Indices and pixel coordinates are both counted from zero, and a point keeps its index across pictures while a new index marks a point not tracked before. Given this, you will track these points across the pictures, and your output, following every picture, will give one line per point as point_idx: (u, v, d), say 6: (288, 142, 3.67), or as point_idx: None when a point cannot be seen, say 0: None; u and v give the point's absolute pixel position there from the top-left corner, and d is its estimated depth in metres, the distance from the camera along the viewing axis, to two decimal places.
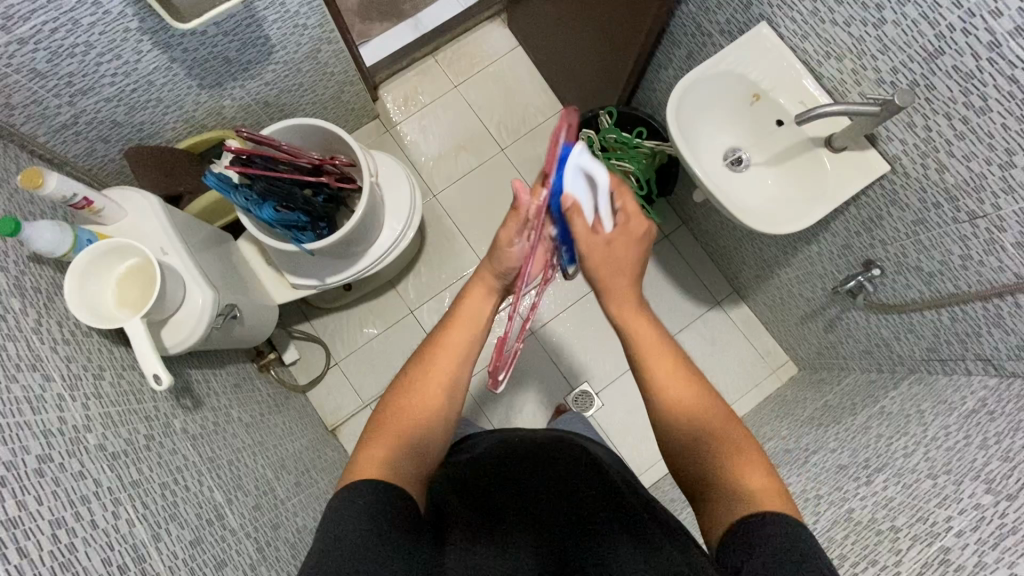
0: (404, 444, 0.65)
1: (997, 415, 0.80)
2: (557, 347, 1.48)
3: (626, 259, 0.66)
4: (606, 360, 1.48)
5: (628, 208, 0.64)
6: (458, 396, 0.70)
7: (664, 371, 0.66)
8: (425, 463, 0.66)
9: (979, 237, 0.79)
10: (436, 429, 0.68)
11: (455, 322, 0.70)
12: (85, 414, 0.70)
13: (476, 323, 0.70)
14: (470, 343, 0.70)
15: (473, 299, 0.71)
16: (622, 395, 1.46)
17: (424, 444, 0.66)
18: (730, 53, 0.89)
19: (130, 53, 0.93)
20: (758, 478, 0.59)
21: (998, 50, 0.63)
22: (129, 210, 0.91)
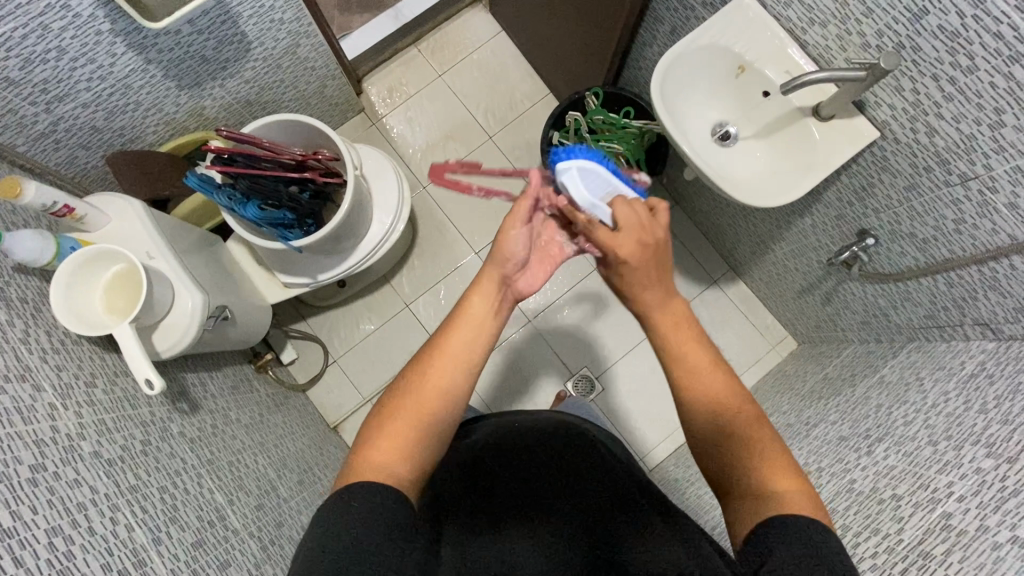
0: (407, 443, 0.62)
1: (996, 378, 0.80)
2: (555, 334, 1.48)
3: (644, 270, 0.66)
4: (604, 343, 1.48)
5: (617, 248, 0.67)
6: (454, 410, 0.66)
7: (697, 372, 0.65)
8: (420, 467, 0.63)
9: (972, 200, 0.78)
10: (439, 435, 0.64)
11: (457, 323, 0.69)
12: (78, 421, 0.70)
13: (479, 325, 0.69)
14: (471, 343, 0.68)
15: (477, 300, 0.70)
16: (622, 379, 1.46)
17: (424, 447, 0.63)
18: (713, 26, 0.87)
19: (105, 56, 0.92)
20: (787, 481, 0.58)
21: (983, 7, 0.62)
22: (112, 215, 0.89)
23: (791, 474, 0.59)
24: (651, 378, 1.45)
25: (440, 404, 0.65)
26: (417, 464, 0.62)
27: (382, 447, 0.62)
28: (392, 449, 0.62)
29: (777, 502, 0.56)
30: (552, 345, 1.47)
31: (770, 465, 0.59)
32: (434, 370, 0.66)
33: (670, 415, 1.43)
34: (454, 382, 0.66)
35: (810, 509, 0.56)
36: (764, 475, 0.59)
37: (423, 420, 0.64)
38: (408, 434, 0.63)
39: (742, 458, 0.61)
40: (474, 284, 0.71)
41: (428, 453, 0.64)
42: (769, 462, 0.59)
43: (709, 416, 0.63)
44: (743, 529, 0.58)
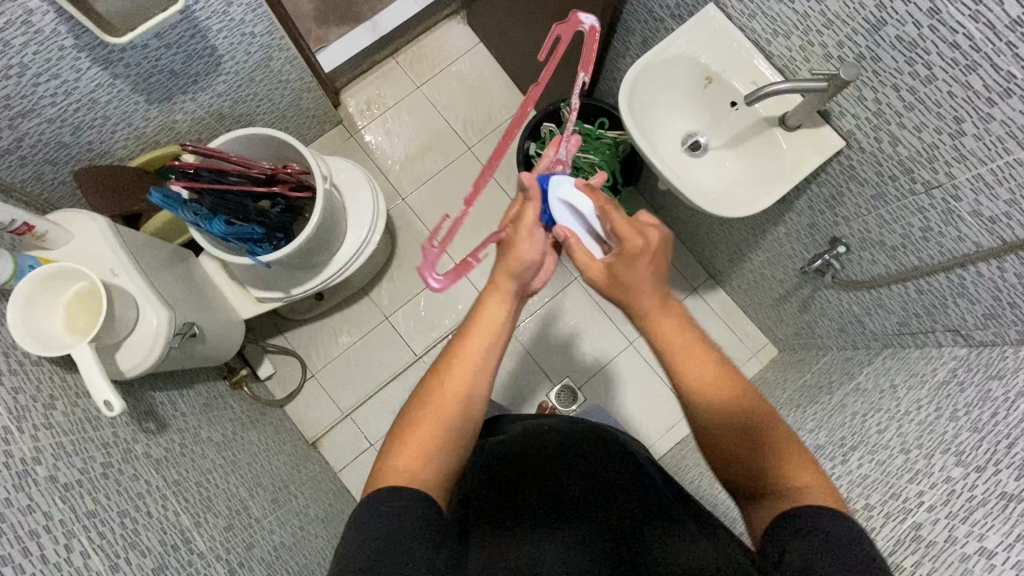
0: (431, 452, 0.61)
1: (966, 385, 0.80)
2: (541, 340, 1.48)
3: (645, 273, 0.68)
4: (594, 348, 1.47)
5: (617, 224, 0.68)
6: (477, 410, 0.66)
7: (707, 379, 0.65)
8: (449, 465, 0.62)
9: (937, 208, 0.78)
10: (466, 439, 0.64)
11: (474, 329, 0.68)
12: (34, 445, 0.69)
13: (496, 330, 0.68)
14: (489, 348, 0.67)
15: (489, 306, 0.70)
16: (612, 384, 1.45)
17: (449, 453, 0.62)
18: (679, 37, 0.87)
19: (69, 72, 0.91)
20: (807, 476, 0.58)
21: (938, 17, 0.62)
22: (75, 232, 0.88)
23: (812, 469, 0.58)
24: (636, 384, 1.45)
25: (463, 409, 0.64)
26: (446, 469, 0.62)
27: (405, 458, 0.60)
28: (419, 456, 0.61)
29: (800, 493, 0.56)
30: (536, 356, 1.46)
31: (790, 463, 0.59)
32: (453, 379, 0.65)
33: (657, 419, 1.43)
34: (474, 386, 0.66)
35: (832, 499, 0.56)
36: (786, 473, 0.58)
37: (448, 429, 0.63)
38: (433, 439, 0.62)
39: (760, 458, 0.60)
40: (488, 291, 0.71)
41: (456, 453, 0.63)
42: (787, 461, 0.59)
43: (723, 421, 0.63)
44: (766, 522, 0.57)
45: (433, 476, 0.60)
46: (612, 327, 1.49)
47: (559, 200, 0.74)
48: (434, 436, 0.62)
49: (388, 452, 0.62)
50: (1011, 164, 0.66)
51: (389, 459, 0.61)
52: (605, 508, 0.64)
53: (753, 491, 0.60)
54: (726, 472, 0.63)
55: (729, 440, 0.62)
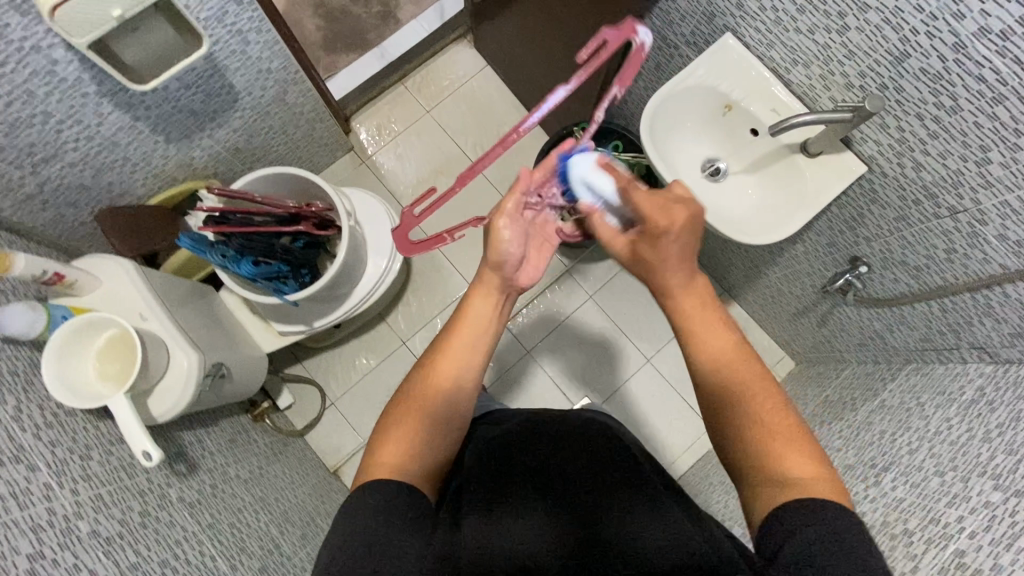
0: (416, 439, 0.64)
1: (996, 405, 0.81)
2: (565, 347, 1.48)
3: (674, 252, 0.65)
4: (616, 360, 1.48)
5: (640, 202, 0.66)
6: (461, 405, 0.69)
7: (717, 352, 0.65)
8: (435, 458, 0.65)
9: (962, 231, 0.79)
10: (450, 429, 0.68)
11: (459, 326, 0.71)
12: (75, 500, 0.68)
13: (482, 326, 0.72)
14: (474, 344, 0.71)
15: (477, 302, 0.72)
16: (633, 395, 1.46)
17: (436, 443, 0.66)
18: (698, 68, 0.88)
19: (91, 117, 0.91)
20: (808, 465, 0.57)
21: (964, 52, 0.63)
22: (102, 277, 0.88)
23: (814, 460, 0.58)
24: (652, 397, 1.46)
25: (446, 400, 0.68)
26: (432, 460, 0.65)
27: (393, 447, 0.63)
28: (404, 452, 0.63)
29: (795, 480, 0.56)
30: (554, 367, 1.46)
31: (790, 449, 0.58)
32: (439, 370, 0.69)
33: (676, 431, 1.43)
34: (459, 379, 0.69)
35: (831, 491, 0.55)
36: (783, 456, 0.58)
37: (434, 419, 0.66)
38: (416, 434, 0.65)
39: (768, 439, 0.59)
40: (474, 287, 0.73)
41: (440, 450, 0.66)
42: (792, 446, 0.58)
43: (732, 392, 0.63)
44: (764, 508, 0.57)
45: (421, 466, 0.64)
46: (625, 339, 1.49)
47: (581, 179, 0.76)
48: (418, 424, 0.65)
49: (375, 444, 0.64)
50: None
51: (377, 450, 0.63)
52: (590, 491, 0.67)
53: (751, 467, 0.59)
54: (722, 448, 0.63)
55: (738, 412, 0.62)
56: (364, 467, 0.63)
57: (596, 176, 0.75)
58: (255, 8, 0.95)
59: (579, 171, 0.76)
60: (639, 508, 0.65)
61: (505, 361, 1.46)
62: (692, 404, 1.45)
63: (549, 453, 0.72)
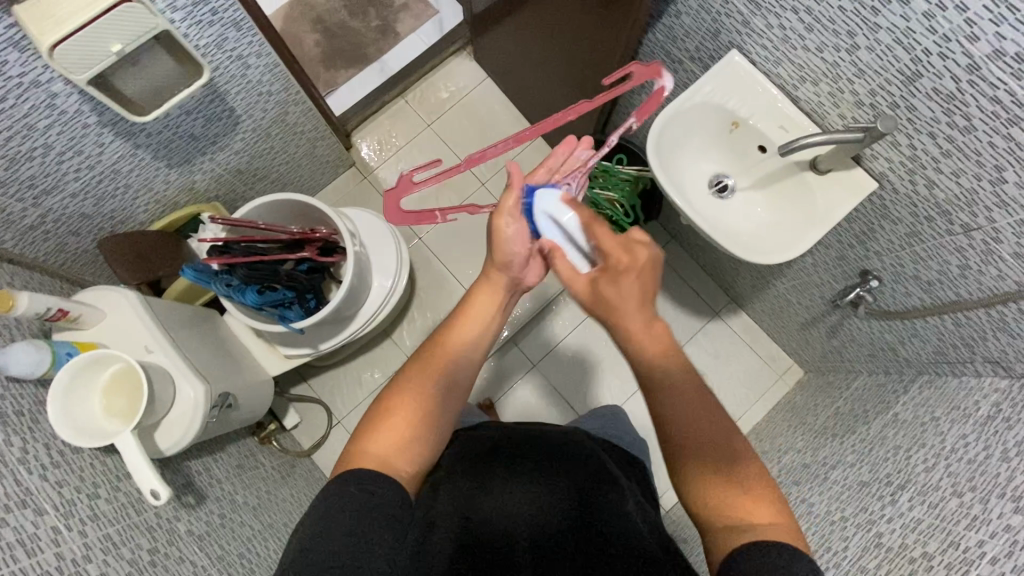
0: (410, 429, 0.63)
1: (1014, 423, 0.79)
2: (580, 352, 1.47)
3: (632, 292, 0.63)
4: (631, 368, 1.46)
5: (605, 242, 0.64)
6: (454, 402, 0.68)
7: (682, 396, 0.63)
8: (427, 454, 0.64)
9: (976, 248, 0.78)
10: (443, 427, 0.66)
11: (460, 320, 0.72)
12: (83, 543, 0.68)
13: (482, 324, 0.72)
14: (473, 340, 0.71)
15: (480, 299, 0.73)
16: (647, 404, 1.44)
17: (428, 439, 0.64)
18: (704, 86, 0.87)
19: (92, 147, 0.90)
20: (768, 516, 0.57)
21: (978, 73, 0.62)
22: (107, 310, 0.87)
23: (773, 511, 0.58)
24: None
25: (442, 397, 0.66)
26: (421, 457, 0.63)
27: (381, 438, 0.62)
28: (395, 441, 0.62)
29: (757, 530, 0.56)
30: (568, 372, 1.46)
31: (746, 500, 0.58)
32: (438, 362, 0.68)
33: None
34: (456, 376, 0.69)
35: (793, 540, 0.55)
36: (742, 507, 0.58)
37: (430, 414, 0.65)
38: (409, 424, 0.63)
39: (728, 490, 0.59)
40: (482, 283, 0.74)
41: (434, 446, 0.64)
42: (750, 500, 0.58)
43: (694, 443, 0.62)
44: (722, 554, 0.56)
45: (410, 462, 0.62)
46: None
47: (546, 213, 0.72)
48: (409, 415, 0.63)
49: (363, 432, 0.62)
50: None
51: (366, 436, 0.62)
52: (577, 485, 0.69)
53: (711, 520, 0.59)
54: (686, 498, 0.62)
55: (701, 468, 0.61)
56: (351, 452, 0.61)
57: (563, 212, 0.72)
58: (255, 33, 0.94)
59: (544, 206, 0.72)
60: (614, 500, 0.68)
61: (510, 376, 1.45)
62: None
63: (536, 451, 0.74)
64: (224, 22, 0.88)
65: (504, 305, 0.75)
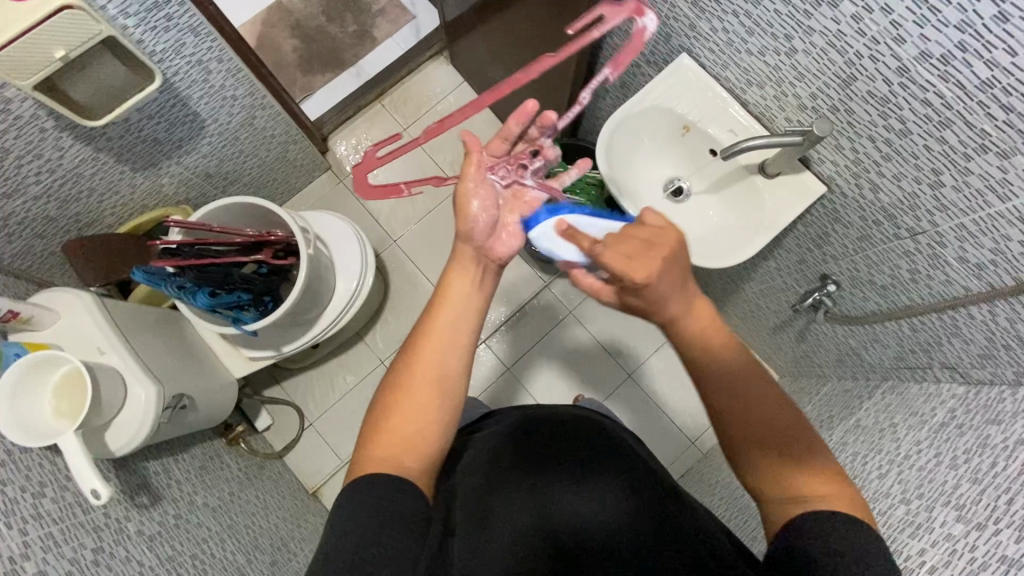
0: (410, 430, 0.60)
1: (965, 429, 0.75)
2: (569, 341, 1.46)
3: (666, 285, 0.58)
4: (618, 359, 1.45)
5: (615, 262, 0.57)
6: (454, 387, 0.64)
7: (739, 377, 0.61)
8: (432, 449, 0.61)
9: (923, 252, 0.77)
10: (446, 413, 0.62)
11: (441, 304, 0.66)
12: (23, 540, 0.67)
13: (461, 305, 0.66)
14: (457, 324, 0.65)
15: (456, 279, 0.68)
16: (633, 396, 1.43)
17: (432, 432, 0.61)
18: (653, 90, 0.87)
19: (52, 151, 0.92)
20: (828, 487, 0.57)
21: (907, 75, 0.62)
22: (61, 311, 0.89)
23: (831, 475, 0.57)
24: (638, 414, 1.42)
25: (437, 386, 0.63)
26: (432, 447, 0.61)
27: (382, 442, 0.60)
28: (396, 443, 0.59)
29: (816, 501, 0.56)
30: (556, 360, 1.45)
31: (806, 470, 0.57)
32: (424, 354, 0.63)
33: (674, 436, 1.40)
34: (447, 364, 0.64)
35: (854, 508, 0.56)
36: (801, 478, 0.57)
37: (425, 406, 0.61)
38: (410, 425, 0.60)
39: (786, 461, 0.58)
40: (453, 266, 0.69)
41: (438, 439, 0.61)
42: (811, 472, 0.57)
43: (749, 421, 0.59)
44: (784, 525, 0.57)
45: (418, 460, 0.60)
46: (611, 357, 1.45)
47: (546, 250, 0.70)
48: (413, 411, 0.61)
49: (362, 443, 0.61)
50: (992, 216, 0.65)
51: (369, 445, 0.60)
52: (612, 474, 0.67)
53: (765, 488, 0.59)
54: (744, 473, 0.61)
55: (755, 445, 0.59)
56: (356, 464, 0.60)
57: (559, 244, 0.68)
58: (214, 38, 0.95)
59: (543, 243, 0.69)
60: (650, 488, 0.67)
61: (484, 380, 1.43)
62: (677, 422, 1.41)
63: (566, 443, 0.72)
64: (180, 27, 0.90)
65: (485, 279, 0.69)
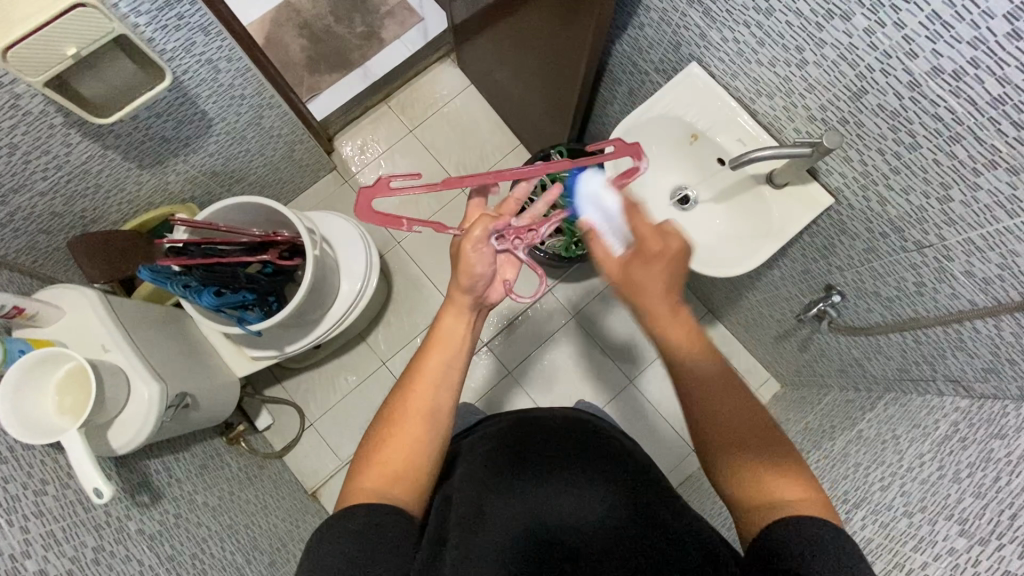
0: (398, 463, 0.62)
1: (969, 442, 0.75)
2: (574, 342, 1.46)
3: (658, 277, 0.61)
4: (622, 362, 1.45)
5: (641, 229, 0.62)
6: (443, 424, 0.65)
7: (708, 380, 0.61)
8: (420, 480, 0.62)
9: (930, 266, 0.77)
10: (435, 449, 0.64)
11: (431, 345, 0.68)
12: (24, 537, 0.66)
13: (453, 346, 0.68)
14: (447, 366, 0.67)
15: (448, 319, 0.69)
16: (637, 398, 1.43)
17: (420, 466, 0.62)
18: (662, 98, 0.87)
19: (60, 147, 0.91)
20: (796, 489, 0.56)
21: (918, 90, 0.62)
22: (66, 309, 0.89)
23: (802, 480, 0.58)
24: (640, 418, 1.42)
25: (427, 423, 0.64)
26: (420, 479, 0.62)
27: (371, 473, 0.61)
28: (383, 477, 0.61)
29: (788, 505, 0.55)
30: (560, 361, 1.45)
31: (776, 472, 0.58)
32: (416, 395, 0.65)
33: (676, 439, 1.40)
34: (436, 401, 0.65)
35: (826, 514, 0.55)
36: (772, 480, 0.57)
37: (415, 442, 0.63)
38: (398, 460, 0.62)
39: (759, 464, 0.58)
40: (446, 305, 0.69)
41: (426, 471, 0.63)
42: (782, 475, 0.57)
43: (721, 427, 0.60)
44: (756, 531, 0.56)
45: (407, 491, 0.61)
46: (612, 360, 1.45)
47: (589, 196, 0.68)
48: (402, 446, 0.62)
49: (353, 472, 0.62)
50: (1000, 231, 0.65)
51: (360, 475, 0.61)
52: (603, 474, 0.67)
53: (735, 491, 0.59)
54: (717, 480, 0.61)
55: (724, 449, 0.60)
56: (346, 494, 0.61)
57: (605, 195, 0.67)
58: (224, 37, 0.95)
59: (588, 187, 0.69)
60: (645, 488, 0.65)
61: (485, 384, 1.44)
62: (676, 428, 1.41)
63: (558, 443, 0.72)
64: (191, 26, 0.90)
65: (477, 322, 0.71)
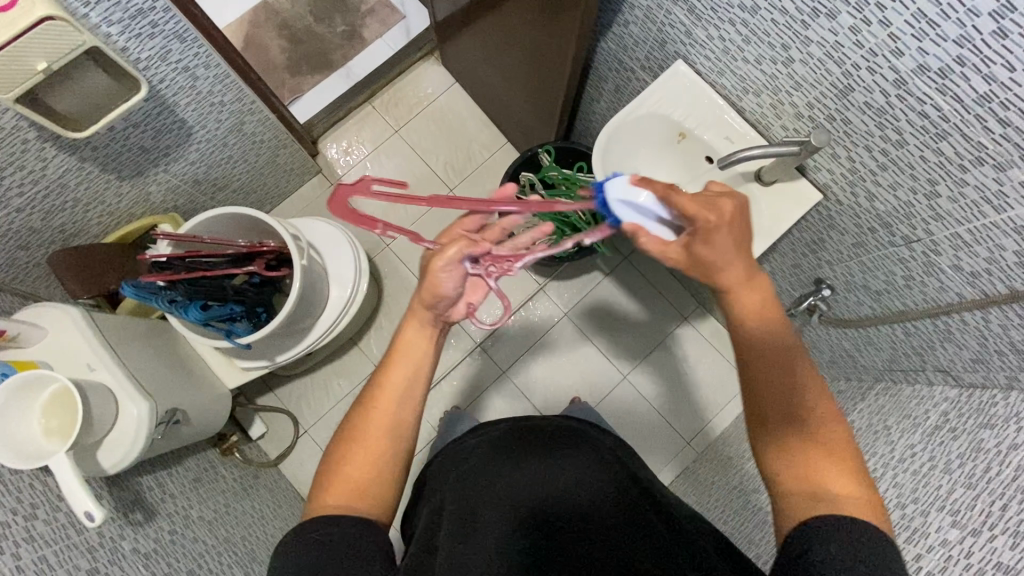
0: (362, 476, 0.62)
1: (959, 432, 0.75)
2: (565, 341, 1.46)
3: (729, 245, 0.56)
4: (613, 358, 1.45)
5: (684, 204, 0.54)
6: (407, 435, 0.65)
7: (777, 357, 0.59)
8: (384, 492, 0.63)
9: (918, 260, 0.78)
10: (397, 461, 0.64)
11: (392, 356, 0.67)
12: (16, 564, 0.65)
13: (415, 357, 0.66)
14: (412, 377, 0.66)
15: (411, 330, 0.67)
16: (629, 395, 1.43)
17: (384, 478, 0.63)
18: (650, 96, 0.87)
19: (35, 161, 0.89)
20: (846, 483, 0.56)
21: (904, 87, 0.62)
22: (48, 328, 0.87)
23: (859, 479, 0.56)
24: (634, 414, 1.42)
25: (390, 436, 0.64)
26: (383, 490, 0.63)
27: (335, 487, 0.61)
28: (347, 489, 0.61)
29: (838, 500, 0.55)
30: (551, 360, 1.45)
31: (838, 469, 0.56)
32: (380, 407, 0.64)
33: (678, 434, 1.41)
34: (400, 414, 0.65)
35: (868, 512, 0.54)
36: (828, 473, 0.56)
37: (379, 456, 0.63)
38: (362, 473, 0.62)
39: (812, 452, 0.57)
40: (406, 315, 0.67)
41: (390, 482, 0.64)
42: (835, 468, 0.56)
43: (784, 420, 0.59)
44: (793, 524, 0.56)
45: (370, 503, 0.62)
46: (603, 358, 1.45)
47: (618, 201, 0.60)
48: (365, 459, 0.63)
49: (319, 483, 0.63)
50: (987, 226, 0.65)
51: (325, 487, 0.62)
52: (594, 480, 0.67)
53: (787, 481, 0.58)
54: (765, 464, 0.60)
55: (784, 432, 0.58)
56: (314, 504, 0.62)
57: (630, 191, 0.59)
58: (200, 44, 0.93)
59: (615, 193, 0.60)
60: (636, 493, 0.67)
61: (478, 385, 1.43)
62: (675, 422, 1.42)
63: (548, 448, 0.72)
64: (166, 34, 0.87)
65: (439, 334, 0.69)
